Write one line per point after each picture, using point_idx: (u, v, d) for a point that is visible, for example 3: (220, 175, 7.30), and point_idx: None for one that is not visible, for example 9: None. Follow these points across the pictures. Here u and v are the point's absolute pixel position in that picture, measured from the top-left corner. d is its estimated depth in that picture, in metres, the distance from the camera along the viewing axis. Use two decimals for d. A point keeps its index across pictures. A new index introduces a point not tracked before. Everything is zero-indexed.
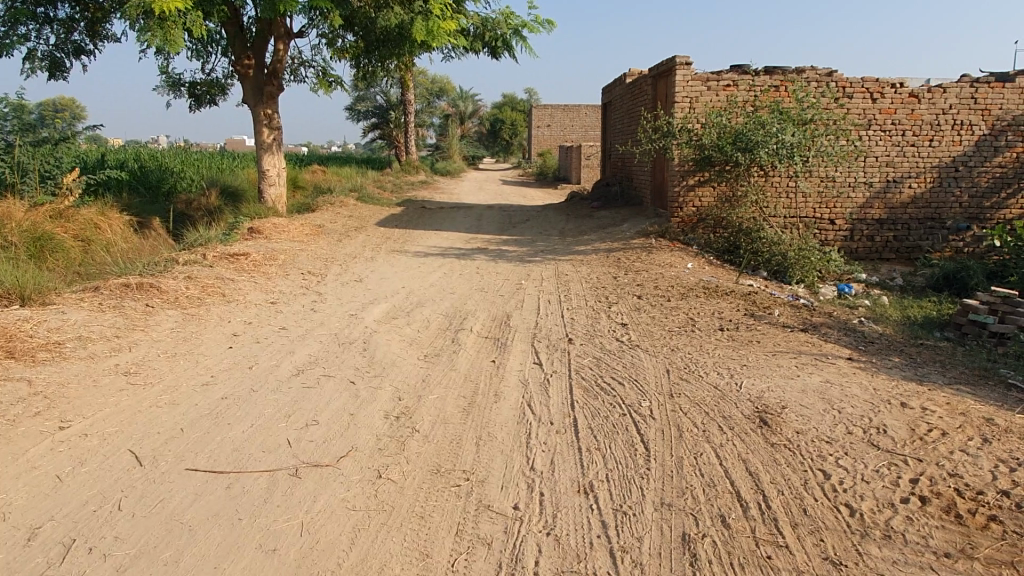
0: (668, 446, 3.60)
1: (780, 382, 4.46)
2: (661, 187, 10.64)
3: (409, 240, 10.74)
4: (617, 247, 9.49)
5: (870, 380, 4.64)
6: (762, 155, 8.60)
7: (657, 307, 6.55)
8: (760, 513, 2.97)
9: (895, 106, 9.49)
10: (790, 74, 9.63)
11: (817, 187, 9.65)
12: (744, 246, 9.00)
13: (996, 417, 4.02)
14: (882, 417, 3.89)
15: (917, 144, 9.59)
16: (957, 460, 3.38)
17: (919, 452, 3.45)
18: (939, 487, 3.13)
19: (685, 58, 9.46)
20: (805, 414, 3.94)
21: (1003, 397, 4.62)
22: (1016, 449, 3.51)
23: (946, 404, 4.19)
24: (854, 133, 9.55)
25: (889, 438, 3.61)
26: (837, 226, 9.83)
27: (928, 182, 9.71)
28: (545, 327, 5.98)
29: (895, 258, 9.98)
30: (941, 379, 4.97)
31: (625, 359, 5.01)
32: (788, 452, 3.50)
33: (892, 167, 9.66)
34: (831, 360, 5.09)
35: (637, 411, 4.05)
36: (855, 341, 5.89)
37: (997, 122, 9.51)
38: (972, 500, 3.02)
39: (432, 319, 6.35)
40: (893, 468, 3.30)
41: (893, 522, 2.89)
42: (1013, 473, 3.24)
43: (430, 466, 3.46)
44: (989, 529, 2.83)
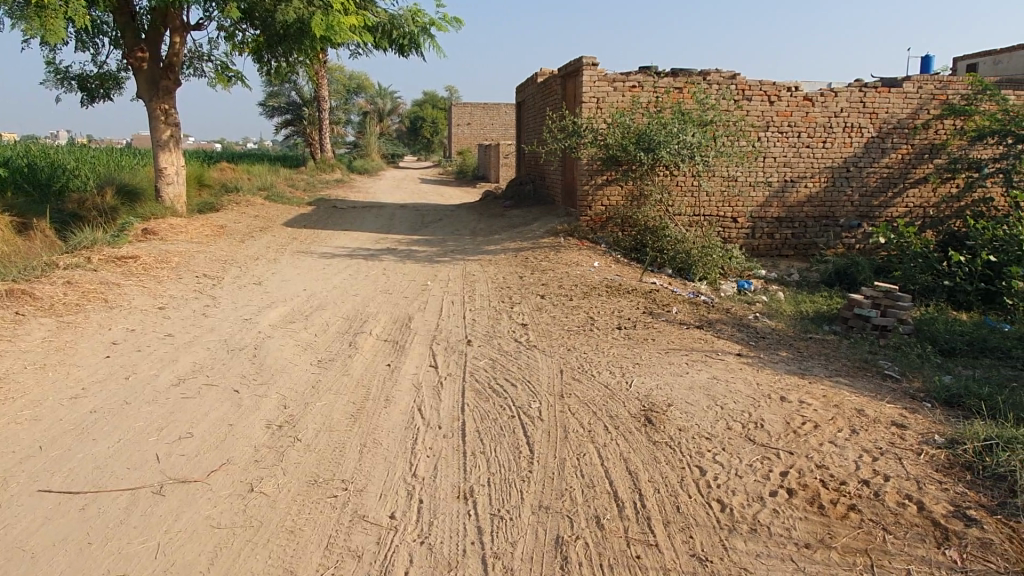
0: (552, 448, 3.60)
1: (669, 380, 4.54)
2: (570, 186, 10.71)
3: (316, 240, 10.48)
4: (526, 246, 9.51)
5: (754, 375, 4.79)
6: (664, 155, 8.79)
7: (558, 306, 6.58)
8: (635, 513, 3.00)
9: (791, 109, 9.86)
10: (693, 77, 9.84)
11: (719, 187, 9.93)
12: (649, 244, 9.20)
13: (867, 408, 4.21)
14: (761, 412, 4.01)
15: (812, 145, 9.99)
16: (825, 452, 3.50)
17: (791, 446, 3.56)
18: (806, 479, 3.24)
19: (591, 58, 9.55)
20: (688, 411, 4.02)
21: (878, 389, 4.84)
22: (880, 439, 3.68)
23: (822, 397, 4.37)
24: (753, 134, 9.88)
25: (765, 432, 3.72)
26: (738, 223, 10.15)
27: (822, 182, 10.13)
28: (445, 329, 5.92)
29: (793, 254, 10.37)
30: (822, 372, 5.18)
31: (520, 360, 5.00)
32: (668, 450, 3.56)
33: (789, 167, 10.03)
34: (720, 356, 5.22)
35: (526, 413, 4.04)
36: (747, 337, 6.08)
37: (884, 126, 10.00)
38: (835, 491, 3.14)
39: (330, 322, 6.19)
40: (765, 462, 3.39)
41: (760, 516, 2.96)
42: (876, 463, 3.38)
43: (307, 476, 3.35)
44: (849, 519, 2.94)
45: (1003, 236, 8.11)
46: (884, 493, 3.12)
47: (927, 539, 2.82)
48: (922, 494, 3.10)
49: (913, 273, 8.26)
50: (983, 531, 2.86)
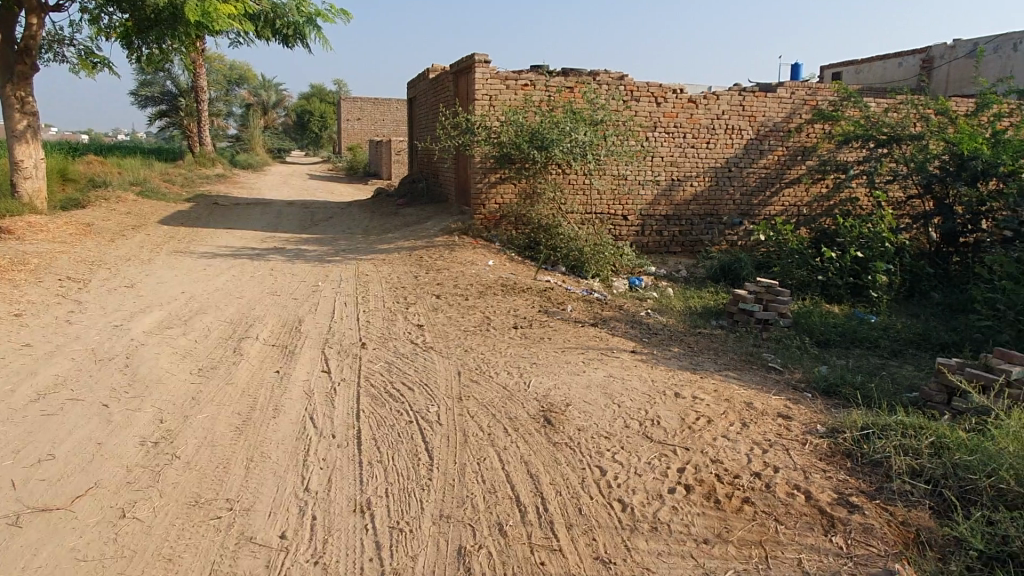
0: (452, 453, 3.51)
1: (567, 379, 4.54)
2: (464, 183, 10.62)
3: (196, 239, 9.88)
4: (420, 245, 9.34)
5: (648, 371, 4.87)
6: (557, 154, 8.86)
7: (455, 306, 6.48)
8: (538, 517, 2.96)
9: (677, 110, 10.19)
10: (583, 77, 9.98)
11: (610, 185, 10.12)
12: (543, 242, 9.26)
13: (755, 400, 4.37)
14: (657, 409, 4.07)
15: (696, 146, 10.37)
16: (719, 446, 3.59)
17: (687, 442, 3.63)
18: (702, 474, 3.30)
19: (483, 55, 9.48)
20: (587, 411, 4.02)
21: (763, 381, 5.04)
22: (768, 431, 3.82)
23: (713, 391, 4.50)
24: (641, 134, 10.14)
25: (661, 429, 3.78)
26: (629, 221, 10.39)
27: (706, 181, 10.54)
28: (337, 331, 5.69)
29: (680, 251, 10.72)
30: (712, 366, 5.35)
31: (416, 363, 4.87)
32: (568, 450, 3.54)
33: (675, 166, 10.37)
34: (616, 354, 5.29)
35: (424, 418, 3.92)
36: (640, 334, 6.20)
37: (762, 128, 10.52)
38: (730, 485, 3.22)
39: (212, 327, 5.82)
40: (663, 459, 3.44)
41: (660, 514, 2.99)
42: (766, 456, 3.50)
43: (188, 497, 3.10)
44: (743, 512, 3.02)
45: (868, 233, 8.71)
46: (775, 484, 3.22)
47: (816, 528, 2.94)
48: (809, 484, 3.23)
49: (790, 268, 8.73)
50: (865, 516, 3.01)
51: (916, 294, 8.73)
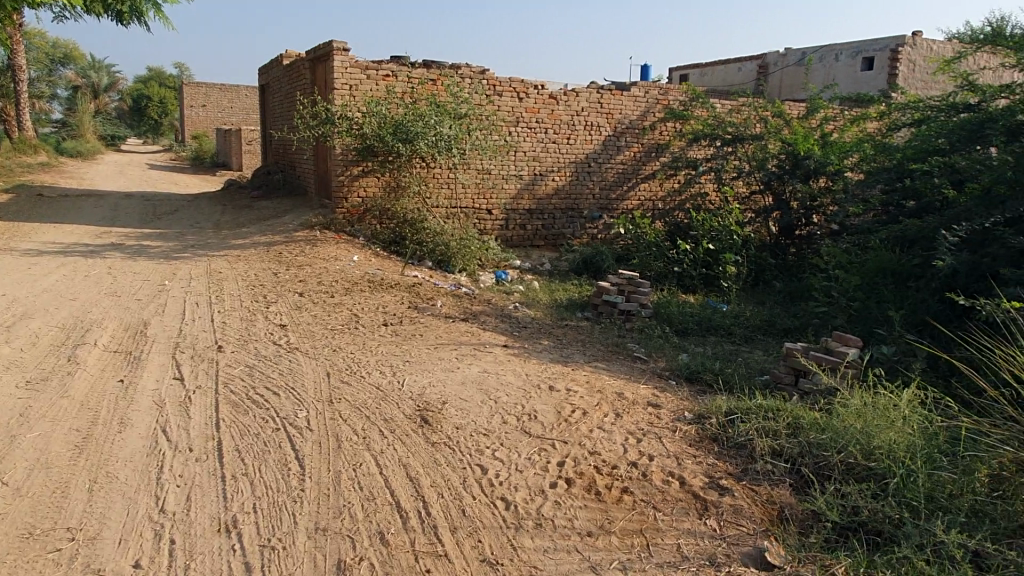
0: (326, 461, 3.32)
1: (441, 376, 4.45)
2: (324, 176, 10.21)
3: (17, 235, 8.84)
4: (279, 240, 8.88)
5: (522, 365, 4.88)
6: (421, 147, 8.73)
7: (318, 304, 6.19)
8: (421, 523, 2.86)
9: (538, 106, 10.33)
10: (446, 69, 9.88)
11: (474, 179, 10.08)
12: (408, 237, 9.11)
13: (625, 391, 4.49)
14: (533, 403, 4.07)
15: (557, 141, 10.57)
16: (595, 438, 3.64)
17: (565, 435, 3.65)
18: (581, 467, 3.33)
19: (342, 43, 9.13)
20: (464, 408, 3.95)
21: (631, 371, 5.20)
22: (640, 420, 3.92)
23: (585, 383, 4.57)
24: (504, 129, 10.19)
25: (539, 424, 3.78)
26: (494, 215, 10.42)
27: (567, 176, 10.77)
28: (189, 334, 5.26)
29: (544, 245, 10.88)
30: (582, 358, 5.45)
31: (280, 365, 4.59)
32: (447, 450, 3.46)
33: (538, 161, 10.52)
34: (488, 349, 5.26)
35: (293, 424, 3.69)
36: (510, 328, 6.21)
37: (618, 125, 10.89)
38: (609, 475, 3.27)
39: (41, 333, 5.20)
40: (543, 454, 3.44)
41: (543, 510, 2.98)
42: (640, 445, 3.59)
43: (19, 529, 2.72)
44: (623, 502, 3.07)
45: (718, 227, 9.26)
46: (651, 472, 3.31)
47: (691, 512, 3.04)
48: (683, 470, 3.34)
49: (649, 260, 9.10)
50: (734, 498, 3.15)
51: (761, 283, 9.39)
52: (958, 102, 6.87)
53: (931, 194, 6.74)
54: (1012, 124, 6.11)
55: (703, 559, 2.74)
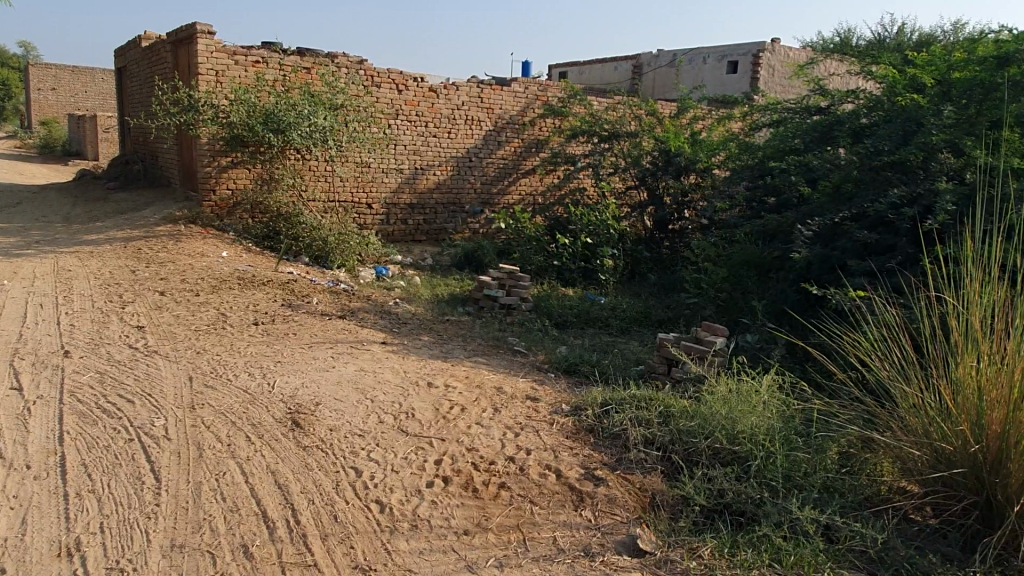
0: (185, 471, 3.10)
1: (314, 377, 4.27)
2: (189, 166, 9.62)
3: None
4: (139, 235, 8.28)
5: (400, 362, 4.79)
6: (295, 138, 8.43)
7: (182, 303, 5.81)
8: (288, 532, 2.72)
9: (418, 98, 10.19)
10: (321, 58, 9.55)
11: (353, 172, 9.80)
12: (283, 231, 8.75)
13: (505, 385, 4.49)
14: (411, 401, 3.99)
15: (438, 135, 10.47)
16: (474, 434, 3.61)
17: (443, 432, 3.60)
18: (459, 464, 3.28)
19: (206, 26, 8.61)
20: (338, 409, 3.81)
21: (511, 365, 5.22)
22: (519, 414, 3.94)
23: (465, 378, 4.54)
24: (383, 121, 9.98)
25: (417, 422, 3.70)
26: (374, 210, 10.18)
27: (449, 170, 10.69)
28: (32, 339, 4.79)
29: (426, 239, 10.74)
30: (462, 353, 5.42)
31: (137, 370, 4.26)
32: (319, 454, 3.31)
33: (418, 155, 10.38)
34: (366, 347, 5.12)
35: (148, 434, 3.42)
36: (390, 324, 6.09)
37: (499, 120, 10.93)
38: (486, 471, 3.24)
39: None
40: (420, 453, 3.36)
41: (419, 510, 2.91)
42: (518, 439, 3.59)
43: None
44: (500, 497, 3.06)
45: (596, 221, 9.48)
46: (528, 466, 3.31)
47: (567, 504, 3.07)
48: (559, 462, 3.37)
49: (530, 254, 9.20)
50: (609, 487, 3.20)
51: (637, 276, 9.68)
52: (810, 105, 7.36)
53: (788, 190, 7.18)
54: (857, 126, 6.63)
55: (578, 550, 2.77)
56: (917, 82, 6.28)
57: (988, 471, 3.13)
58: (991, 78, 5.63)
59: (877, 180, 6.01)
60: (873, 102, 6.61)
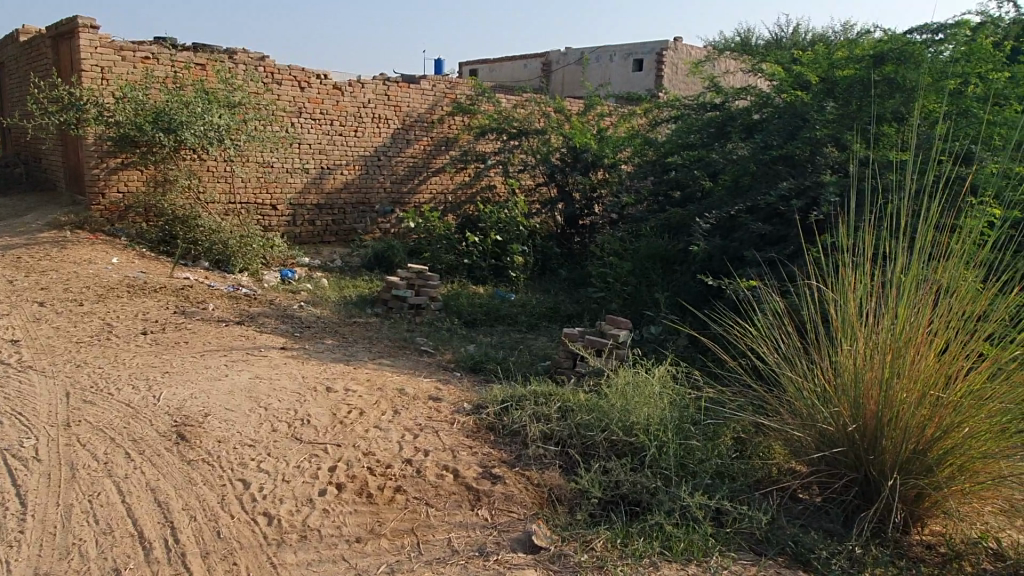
0: (55, 494, 2.90)
1: (205, 387, 4.08)
2: (75, 168, 9.08)
3: None
4: (19, 242, 7.76)
5: (299, 367, 4.64)
6: (188, 137, 8.13)
7: (64, 314, 5.46)
8: (167, 552, 2.60)
9: (322, 96, 9.94)
10: (217, 54, 9.19)
11: (254, 173, 9.47)
12: (180, 236, 8.37)
13: (407, 386, 4.42)
14: (307, 407, 3.87)
15: (344, 133, 10.22)
16: (371, 438, 3.53)
17: (339, 438, 3.51)
18: (354, 470, 3.20)
19: (88, 19, 8.13)
20: (228, 419, 3.65)
21: (416, 366, 5.14)
22: (419, 415, 3.88)
23: (366, 381, 4.45)
24: (285, 120, 9.69)
25: (312, 428, 3.60)
26: (279, 211, 9.86)
27: (357, 170, 10.45)
28: None
29: (335, 241, 10.47)
30: (366, 355, 5.31)
31: (8, 387, 3.97)
32: (205, 467, 3.17)
33: (324, 154, 10.11)
34: (264, 352, 4.95)
35: (16, 456, 3.19)
36: (291, 328, 5.91)
37: (407, 118, 10.74)
38: (381, 475, 3.18)
39: None
40: (313, 460, 3.26)
41: (309, 520, 2.83)
42: (416, 441, 3.54)
43: None
44: (395, 502, 3.01)
45: (506, 219, 9.41)
46: (425, 468, 3.26)
47: (464, 504, 3.04)
48: (457, 462, 3.34)
49: (440, 253, 9.12)
50: (506, 485, 3.20)
51: (548, 271, 9.72)
52: (706, 102, 7.59)
53: (688, 185, 7.37)
54: (749, 122, 6.89)
55: (472, 550, 2.75)
56: (803, 80, 6.56)
57: (864, 448, 3.31)
58: (868, 76, 5.95)
59: (769, 173, 6.25)
60: (763, 100, 6.86)
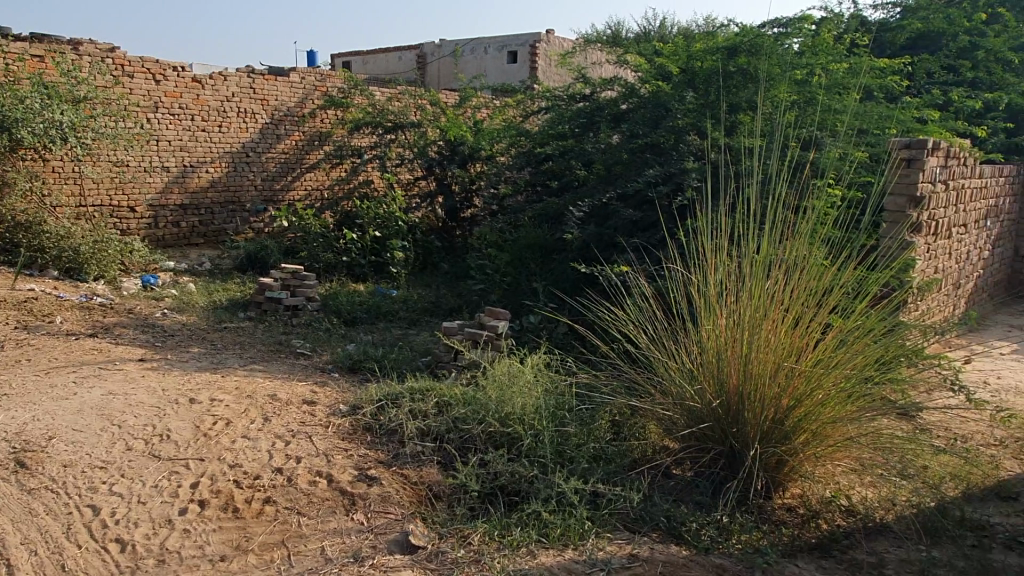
0: None
1: (49, 408, 3.74)
2: None
3: None
4: None
5: (160, 380, 4.35)
6: (24, 136, 7.39)
7: None
8: None
9: (180, 90, 9.39)
10: (58, 45, 8.46)
11: (108, 173, 8.80)
12: (23, 243, 7.63)
13: (279, 392, 4.24)
14: (167, 422, 3.63)
15: (206, 129, 9.68)
16: (238, 449, 3.36)
17: (202, 452, 3.31)
18: (218, 484, 3.03)
19: None
20: (76, 441, 3.36)
21: (290, 370, 4.93)
22: (291, 421, 3.72)
23: (234, 390, 4.22)
24: (140, 115, 9.08)
25: (172, 444, 3.37)
26: (138, 214, 9.25)
27: (223, 167, 9.92)
28: None
29: (204, 242, 9.93)
30: (236, 362, 5.05)
31: None
32: (49, 496, 2.91)
33: (186, 151, 9.54)
34: (119, 366, 4.60)
35: None
36: (152, 338, 5.53)
37: (275, 112, 10.30)
38: (249, 488, 3.02)
39: None
40: (173, 478, 3.06)
41: (168, 542, 2.66)
42: (287, 448, 3.39)
43: None
44: (264, 514, 2.87)
45: (383, 214, 9.29)
46: (297, 475, 3.13)
47: (338, 510, 2.95)
48: (330, 466, 3.23)
49: (316, 252, 8.82)
50: (382, 486, 3.13)
51: (429, 265, 9.58)
52: (574, 92, 7.72)
53: (563, 174, 7.48)
54: (616, 112, 7.09)
55: (347, 557, 2.67)
56: (664, 70, 6.77)
57: (729, 422, 3.46)
58: (724, 67, 6.27)
59: (637, 161, 6.45)
60: (628, 90, 7.05)
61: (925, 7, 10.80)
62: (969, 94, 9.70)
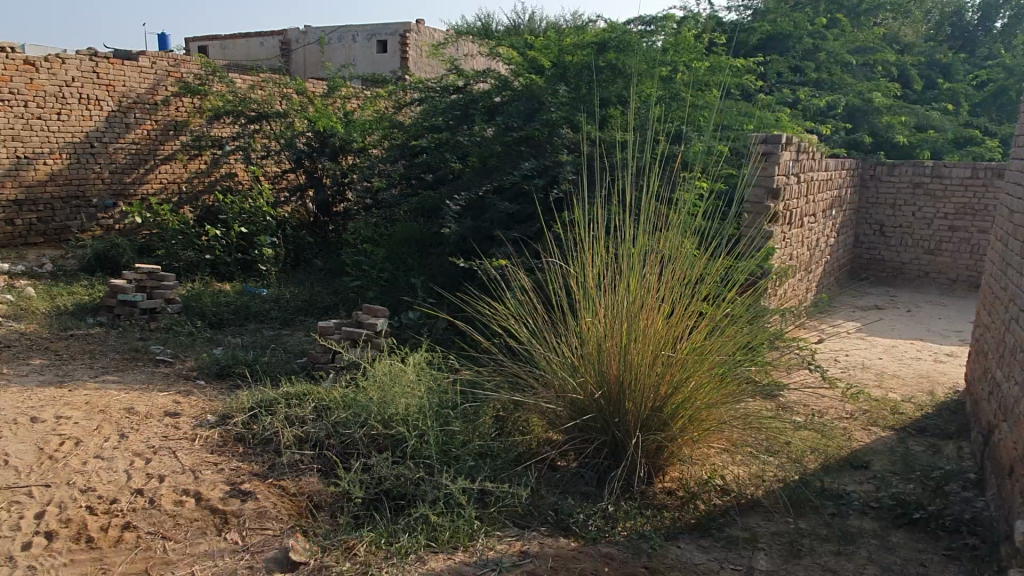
0: None
1: None
2: None
3: None
4: None
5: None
6: None
7: None
8: None
9: (9, 73, 8.49)
10: None
11: None
12: None
13: (137, 404, 3.90)
14: (4, 445, 3.24)
15: (42, 116, 8.75)
16: (90, 471, 3.05)
17: (47, 477, 2.98)
18: (68, 513, 2.76)
19: None
20: None
21: (150, 379, 4.55)
22: (152, 436, 3.43)
23: (84, 404, 3.84)
24: None
25: (11, 470, 3.02)
26: None
27: (63, 159, 9.01)
28: None
29: (44, 242, 9.04)
30: (85, 373, 4.60)
31: None
32: None
33: (18, 141, 8.60)
34: None
35: None
36: None
37: (123, 99, 9.41)
38: (104, 514, 2.77)
39: None
40: (13, 509, 2.75)
41: None
42: (148, 466, 3.12)
43: None
44: (123, 542, 2.65)
45: (249, 209, 8.78)
46: (160, 496, 2.89)
47: (209, 531, 2.76)
48: (198, 483, 3.01)
49: (175, 249, 8.22)
50: (257, 501, 2.94)
51: (301, 262, 9.18)
52: (448, 84, 7.61)
53: (438, 167, 7.37)
54: (491, 104, 7.06)
55: None
56: (537, 63, 6.88)
57: (610, 412, 3.52)
58: (594, 62, 6.39)
59: (513, 154, 6.44)
60: (502, 83, 7.06)
61: (773, 11, 11.40)
62: (814, 93, 10.48)
